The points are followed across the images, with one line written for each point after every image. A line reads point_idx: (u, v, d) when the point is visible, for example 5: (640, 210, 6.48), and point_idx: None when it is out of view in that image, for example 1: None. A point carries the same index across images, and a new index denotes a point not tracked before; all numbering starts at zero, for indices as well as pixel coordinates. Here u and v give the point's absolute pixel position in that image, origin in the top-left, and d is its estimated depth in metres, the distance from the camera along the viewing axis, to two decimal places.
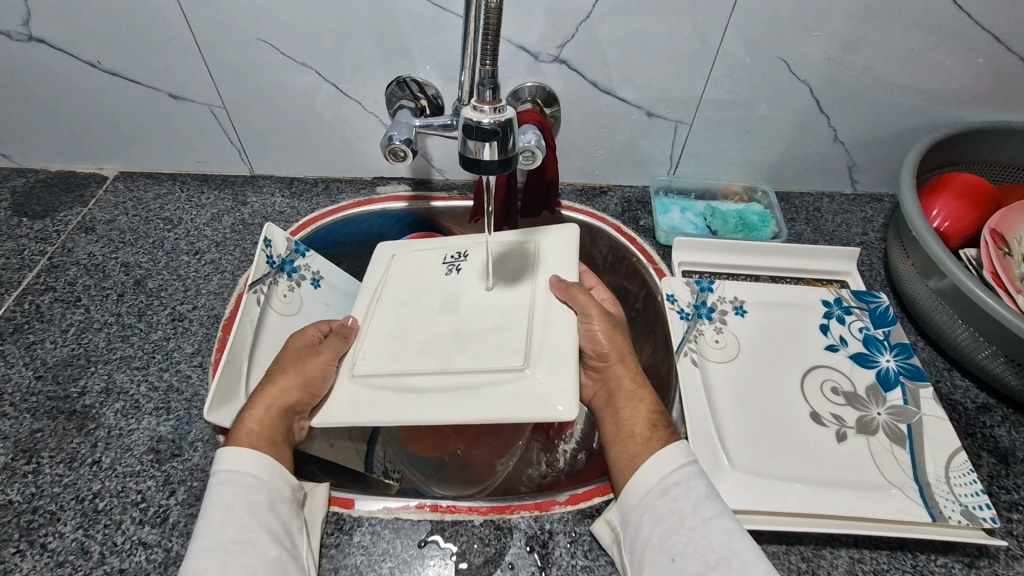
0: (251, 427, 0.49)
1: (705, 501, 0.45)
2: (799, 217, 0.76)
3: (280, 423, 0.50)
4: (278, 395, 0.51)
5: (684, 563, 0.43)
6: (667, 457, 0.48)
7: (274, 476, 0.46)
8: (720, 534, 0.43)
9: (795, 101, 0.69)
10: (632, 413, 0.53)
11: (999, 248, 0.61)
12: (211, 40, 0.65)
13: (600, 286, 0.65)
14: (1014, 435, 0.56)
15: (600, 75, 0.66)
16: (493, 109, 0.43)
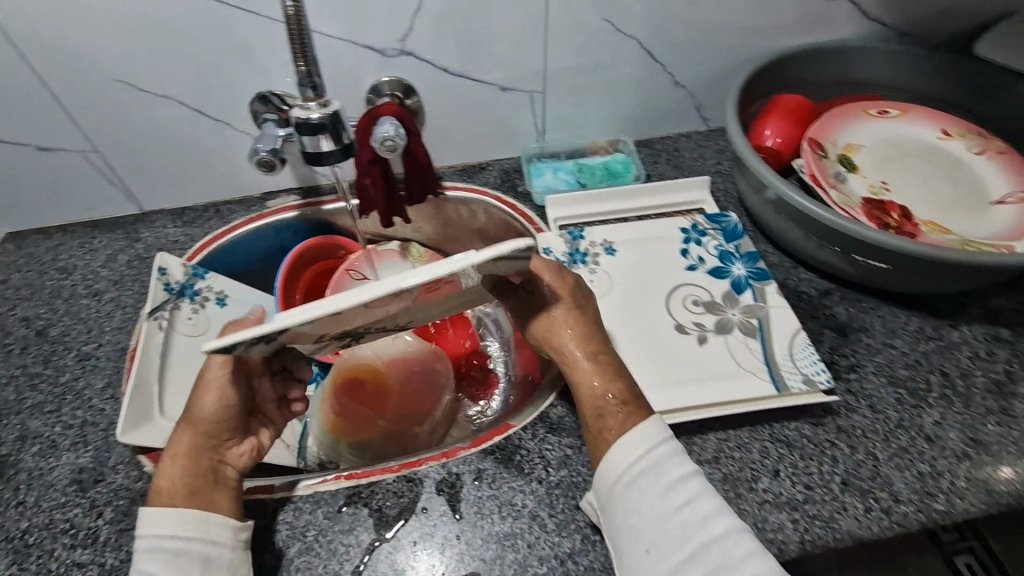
0: (163, 486, 0.47)
1: (680, 485, 0.45)
2: (660, 159, 0.84)
3: (197, 467, 0.49)
4: (183, 442, 0.50)
5: (658, 553, 0.43)
6: (634, 444, 0.46)
7: (216, 527, 0.45)
8: (691, 522, 0.43)
9: (631, 55, 0.76)
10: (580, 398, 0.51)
11: (816, 152, 0.69)
12: (66, 87, 0.67)
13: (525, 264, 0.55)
14: (849, 311, 0.65)
15: (447, 60, 0.71)
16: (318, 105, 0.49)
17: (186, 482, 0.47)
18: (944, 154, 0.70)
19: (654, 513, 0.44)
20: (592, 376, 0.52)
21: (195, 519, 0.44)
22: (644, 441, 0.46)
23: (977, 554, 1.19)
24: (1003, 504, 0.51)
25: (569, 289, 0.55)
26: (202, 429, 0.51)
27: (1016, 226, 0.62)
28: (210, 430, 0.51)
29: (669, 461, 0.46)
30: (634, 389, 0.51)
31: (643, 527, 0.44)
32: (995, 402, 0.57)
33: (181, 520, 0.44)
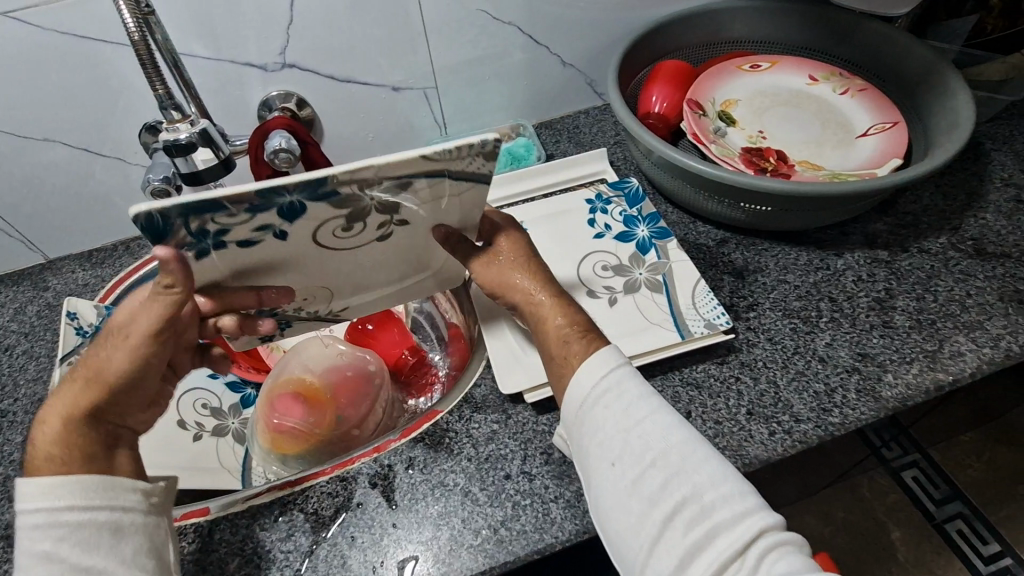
0: (50, 445, 0.45)
1: (637, 402, 0.47)
2: (561, 138, 0.87)
3: (91, 431, 0.47)
4: (75, 400, 0.47)
5: (622, 467, 0.45)
6: (597, 365, 0.49)
7: (120, 496, 0.44)
8: (654, 432, 0.45)
9: (512, 42, 0.78)
10: (548, 331, 0.55)
11: (695, 112, 0.73)
12: None
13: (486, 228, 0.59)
14: (745, 255, 0.70)
15: (332, 68, 0.73)
16: (187, 126, 0.54)
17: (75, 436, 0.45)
18: (813, 98, 0.75)
19: (620, 426, 0.46)
20: (552, 313, 0.56)
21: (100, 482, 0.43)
22: (604, 364, 0.49)
23: (921, 466, 1.25)
24: (891, 408, 0.56)
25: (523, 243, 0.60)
26: (99, 389, 0.48)
27: (875, 154, 0.68)
28: (111, 390, 0.48)
29: (628, 380, 0.49)
30: (588, 323, 0.55)
31: (610, 442, 0.46)
32: (877, 317, 0.62)
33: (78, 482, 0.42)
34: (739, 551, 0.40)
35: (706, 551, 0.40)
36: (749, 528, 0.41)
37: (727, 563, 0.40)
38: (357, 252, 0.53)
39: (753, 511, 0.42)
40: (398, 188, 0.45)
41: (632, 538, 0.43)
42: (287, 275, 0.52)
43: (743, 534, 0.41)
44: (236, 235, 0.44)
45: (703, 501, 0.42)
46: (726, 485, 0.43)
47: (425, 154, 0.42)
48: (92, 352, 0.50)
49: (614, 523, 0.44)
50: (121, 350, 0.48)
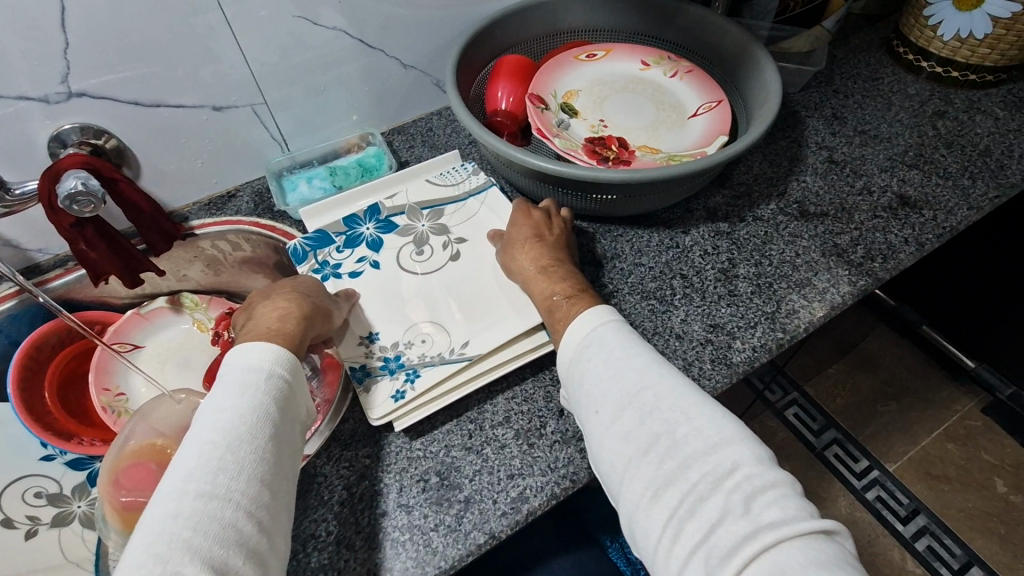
0: (270, 326, 0.54)
1: (618, 349, 0.51)
2: (415, 142, 0.84)
3: (293, 321, 0.55)
4: (287, 304, 0.57)
5: (605, 408, 0.48)
6: (585, 322, 0.53)
7: (302, 400, 0.52)
8: (634, 376, 0.48)
9: (346, 47, 0.74)
10: (540, 292, 0.60)
11: (538, 106, 0.73)
12: None
13: (515, 225, 0.66)
14: (601, 242, 0.71)
15: (133, 92, 0.64)
16: None
17: (287, 331, 0.54)
18: (646, 82, 0.78)
19: (601, 378, 0.49)
20: (545, 280, 0.60)
21: (291, 370, 0.51)
22: (594, 318, 0.53)
23: (800, 403, 1.39)
24: (741, 371, 0.60)
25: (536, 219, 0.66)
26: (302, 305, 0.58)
27: (705, 132, 0.72)
28: (307, 310, 0.57)
29: (619, 332, 0.52)
30: (579, 283, 0.59)
31: (594, 392, 0.49)
32: (723, 287, 0.66)
33: (279, 359, 0.51)
34: (718, 482, 0.42)
35: (679, 484, 0.43)
36: (722, 461, 0.42)
37: (705, 496, 0.41)
38: (435, 275, 0.66)
39: (731, 444, 0.43)
40: (434, 216, 0.71)
41: (615, 476, 0.46)
42: (377, 300, 0.64)
43: (717, 468, 0.42)
44: (347, 266, 0.67)
45: (677, 435, 0.44)
46: (703, 420, 0.45)
47: (429, 180, 0.74)
48: (302, 284, 0.61)
49: (603, 462, 0.47)
50: (317, 294, 0.60)
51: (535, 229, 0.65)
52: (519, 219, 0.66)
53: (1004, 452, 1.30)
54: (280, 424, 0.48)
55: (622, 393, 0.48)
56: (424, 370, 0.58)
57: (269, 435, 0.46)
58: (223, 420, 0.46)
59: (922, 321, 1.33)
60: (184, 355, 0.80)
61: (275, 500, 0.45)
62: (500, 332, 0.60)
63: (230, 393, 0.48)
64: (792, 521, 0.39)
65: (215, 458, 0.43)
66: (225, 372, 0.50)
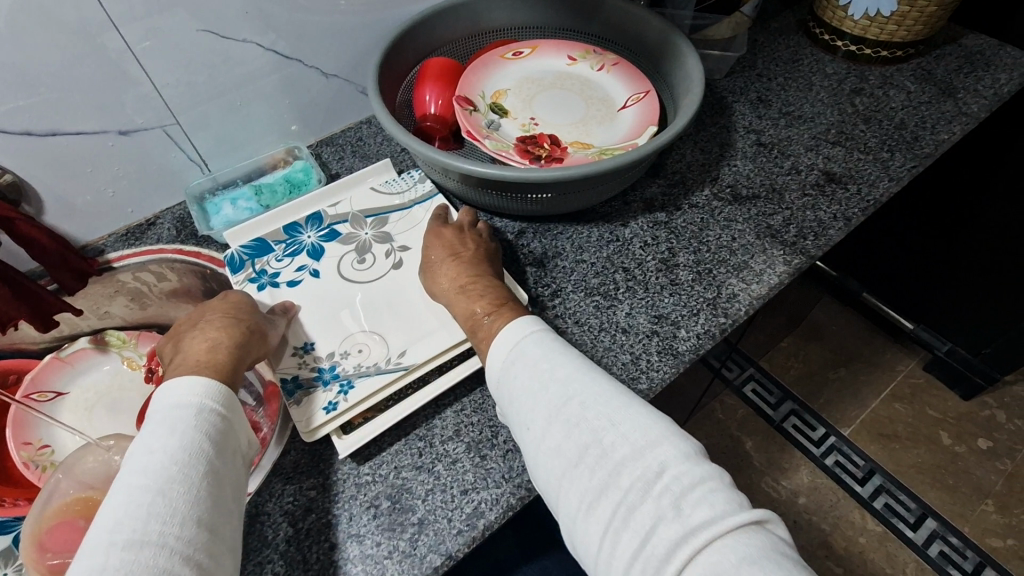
0: (199, 358, 0.52)
1: (543, 360, 0.51)
2: (345, 153, 0.81)
3: (222, 350, 0.53)
4: (217, 332, 0.55)
5: (536, 423, 0.48)
6: (513, 332, 0.53)
7: (240, 431, 0.49)
8: (562, 387, 0.48)
9: (261, 61, 0.70)
10: (462, 307, 0.58)
11: (466, 108, 0.71)
12: None
13: (431, 242, 0.64)
14: (541, 242, 0.70)
15: (25, 122, 0.59)
16: None
17: (218, 362, 0.52)
18: (574, 77, 0.78)
19: (530, 391, 0.49)
20: (465, 298, 0.58)
21: (224, 401, 0.49)
22: (520, 330, 0.53)
23: (757, 379, 1.43)
24: (688, 359, 0.60)
25: (453, 233, 0.64)
26: (232, 331, 0.55)
27: (635, 124, 0.72)
28: (237, 335, 0.55)
29: (545, 342, 0.52)
30: (498, 296, 0.58)
31: (524, 406, 0.49)
32: (665, 277, 0.66)
33: (210, 395, 0.48)
34: (648, 486, 0.42)
35: (613, 492, 0.43)
36: (650, 465, 0.43)
37: (638, 503, 0.42)
38: (376, 284, 0.64)
39: (658, 445, 0.44)
40: (378, 224, 0.69)
41: (552, 487, 0.46)
42: (314, 312, 0.62)
43: (646, 473, 0.42)
44: (286, 275, 0.65)
45: (605, 444, 0.44)
46: (629, 426, 0.45)
47: (375, 188, 0.72)
48: (233, 306, 0.58)
49: (540, 476, 0.47)
50: (247, 315, 0.57)
51: (448, 248, 0.63)
52: (434, 238, 0.64)
53: (947, 406, 1.37)
54: (217, 459, 0.45)
55: (550, 405, 0.48)
56: (358, 380, 0.56)
57: (205, 471, 0.44)
58: (152, 462, 0.43)
59: (862, 289, 1.39)
60: (113, 398, 0.74)
61: (219, 539, 0.42)
62: (443, 340, 0.58)
63: (158, 433, 0.45)
64: (721, 518, 0.40)
65: (146, 503, 0.40)
66: (150, 415, 0.47)
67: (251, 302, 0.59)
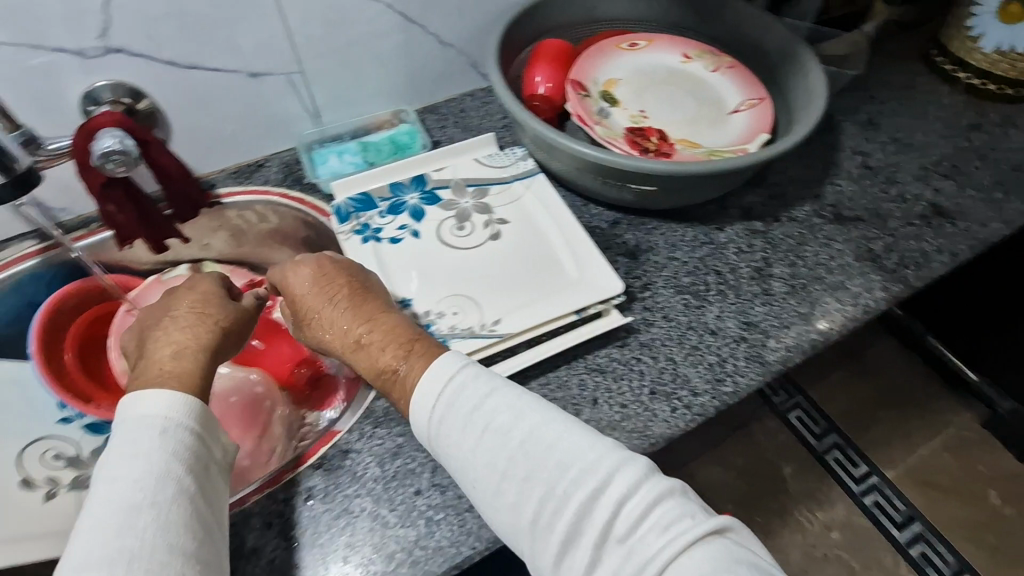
0: (162, 365, 0.49)
1: (481, 403, 0.46)
2: (449, 123, 0.83)
3: (191, 355, 0.50)
4: (185, 335, 0.52)
5: (479, 479, 0.44)
6: (437, 375, 0.47)
7: (214, 440, 0.47)
8: (498, 439, 0.44)
9: (386, 21, 0.72)
10: (369, 358, 0.53)
11: (579, 92, 0.72)
12: None
13: (306, 286, 0.57)
14: (636, 234, 0.70)
15: (171, 52, 0.63)
16: None
17: (186, 370, 0.49)
18: (688, 75, 0.77)
19: (466, 446, 0.45)
20: (366, 355, 0.53)
21: (197, 416, 0.46)
22: (447, 368, 0.48)
23: (803, 406, 1.40)
24: (776, 370, 0.60)
25: (336, 273, 0.57)
26: (197, 334, 0.52)
27: (747, 130, 0.71)
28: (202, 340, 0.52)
29: (471, 382, 0.47)
30: (407, 335, 0.53)
31: (465, 464, 0.45)
32: (758, 286, 0.66)
33: (173, 408, 0.45)
34: (608, 526, 0.41)
35: (581, 536, 0.41)
36: (607, 501, 0.42)
37: (602, 542, 0.41)
38: (474, 253, 0.65)
39: (609, 478, 0.42)
40: (479, 194, 0.70)
41: (517, 541, 0.44)
42: (411, 270, 0.64)
43: (603, 513, 0.41)
44: (388, 232, 0.67)
45: (559, 492, 0.42)
46: (575, 464, 0.43)
47: (478, 159, 0.73)
48: (194, 304, 0.55)
49: (504, 530, 0.44)
50: (212, 315, 0.54)
51: (326, 292, 0.56)
52: (315, 282, 0.57)
53: (1000, 465, 1.32)
54: (185, 478, 0.42)
55: (491, 460, 0.44)
56: (452, 341, 0.58)
57: (174, 495, 0.41)
58: (113, 494, 0.40)
59: (928, 333, 1.35)
60: None
61: (202, 560, 0.40)
62: (539, 312, 0.60)
63: (122, 457, 0.42)
64: (679, 539, 0.40)
65: (112, 538, 0.38)
66: (114, 434, 0.43)
67: (220, 299, 0.56)
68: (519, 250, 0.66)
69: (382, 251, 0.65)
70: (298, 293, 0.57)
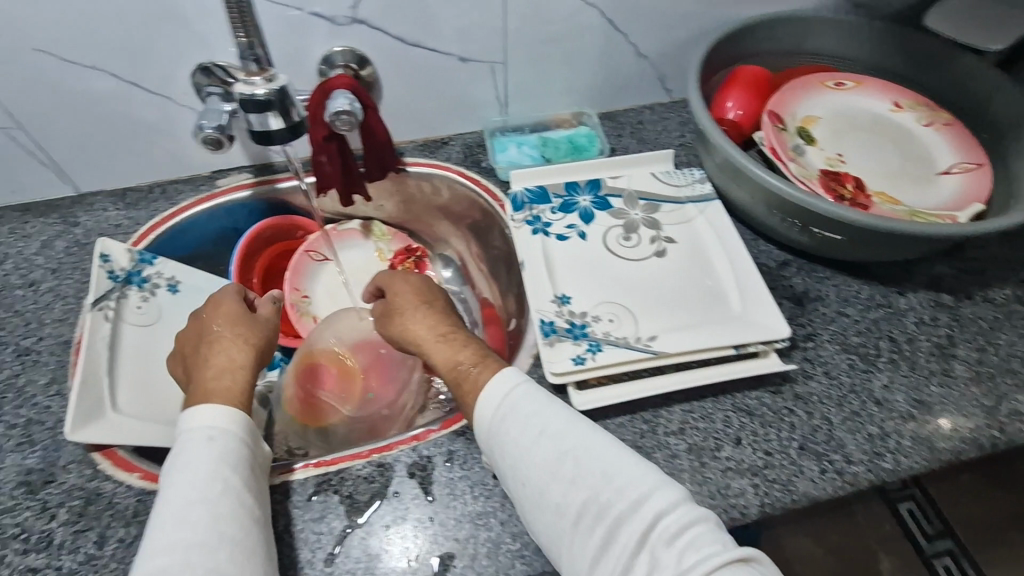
0: (206, 382, 0.53)
1: (529, 420, 0.48)
2: (624, 132, 0.83)
3: (232, 372, 0.54)
4: (224, 355, 0.56)
5: (529, 480, 0.46)
6: (496, 390, 0.50)
7: (253, 439, 0.51)
8: (549, 447, 0.46)
9: (594, 25, 0.74)
10: (443, 356, 0.56)
11: (776, 125, 0.70)
12: None
13: (401, 289, 0.64)
14: (807, 281, 0.67)
15: (403, 28, 0.68)
16: (264, 79, 0.55)
17: (231, 389, 0.52)
18: (895, 126, 0.72)
19: (519, 449, 0.47)
20: (447, 348, 0.57)
21: (241, 424, 0.50)
22: (506, 382, 0.51)
23: (918, 500, 1.27)
24: (944, 459, 0.55)
25: (421, 287, 0.65)
26: (238, 355, 0.57)
27: (957, 195, 0.65)
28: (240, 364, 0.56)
29: (530, 396, 0.50)
30: (480, 345, 0.56)
31: (514, 466, 0.47)
32: (936, 364, 0.61)
33: (217, 417, 0.49)
34: (642, 538, 0.42)
35: (613, 545, 0.42)
36: (642, 513, 0.42)
37: (634, 553, 0.42)
38: (638, 265, 0.66)
39: (647, 497, 0.43)
40: (649, 208, 0.70)
41: (554, 547, 0.45)
42: (575, 268, 0.65)
43: (640, 524, 0.42)
44: (556, 228, 0.68)
45: (601, 499, 0.43)
46: (619, 478, 0.44)
47: (655, 174, 0.73)
48: (216, 330, 0.58)
49: (543, 535, 0.46)
50: (246, 337, 0.59)
51: (420, 297, 0.63)
52: (401, 288, 0.64)
53: None
54: (234, 476, 0.46)
55: (543, 465, 0.46)
56: (606, 347, 0.58)
57: (224, 489, 0.45)
58: (174, 493, 0.44)
59: None
60: (363, 277, 0.85)
61: (252, 549, 0.44)
62: (698, 337, 0.58)
63: (183, 460, 0.46)
64: (706, 559, 0.39)
65: (176, 532, 0.42)
66: (174, 444, 0.48)
67: (248, 318, 0.60)
68: (683, 272, 0.65)
69: (549, 245, 0.67)
70: (394, 293, 0.64)
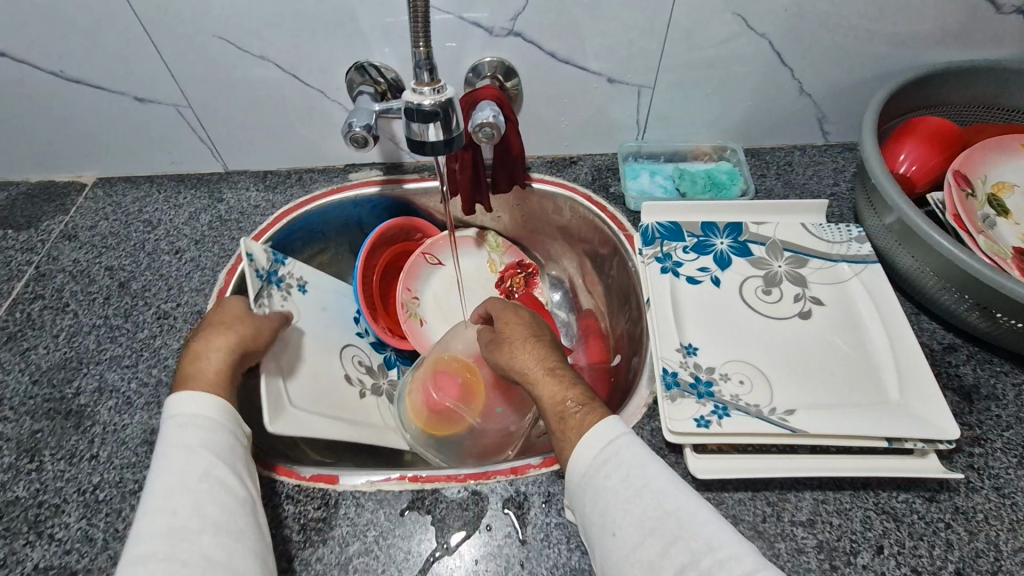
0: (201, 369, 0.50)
1: (634, 470, 0.44)
2: (769, 172, 0.77)
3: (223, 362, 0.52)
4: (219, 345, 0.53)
5: (624, 532, 0.42)
6: (602, 434, 0.46)
7: (233, 421, 0.48)
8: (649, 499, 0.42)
9: (758, 57, 0.68)
10: (550, 396, 0.52)
11: (963, 188, 0.61)
12: (174, 52, 0.65)
13: (512, 318, 0.61)
14: (978, 373, 0.57)
15: (557, 44, 0.66)
16: (432, 91, 0.52)
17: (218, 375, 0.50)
18: None
19: (620, 496, 0.43)
20: (558, 383, 0.52)
21: (223, 410, 0.48)
22: (613, 429, 0.46)
23: None
24: None
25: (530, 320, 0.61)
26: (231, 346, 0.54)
27: None
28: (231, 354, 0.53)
29: (636, 447, 0.45)
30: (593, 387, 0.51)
31: (610, 512, 0.43)
32: None
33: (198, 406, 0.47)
34: None
35: None
36: None
37: None
38: (777, 322, 0.60)
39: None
40: (795, 262, 0.64)
41: None
42: (707, 316, 0.60)
43: None
44: (688, 269, 0.64)
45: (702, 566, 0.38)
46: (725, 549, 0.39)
47: (806, 225, 0.66)
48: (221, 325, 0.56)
49: None
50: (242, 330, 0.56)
51: (532, 330, 0.59)
52: (508, 317, 0.62)
53: None
54: (214, 457, 0.44)
55: (640, 518, 0.41)
56: (735, 412, 0.52)
57: (203, 473, 0.43)
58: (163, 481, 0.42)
59: None
60: (474, 285, 0.85)
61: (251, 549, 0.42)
62: (844, 421, 0.51)
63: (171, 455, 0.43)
64: None
65: (167, 519, 0.40)
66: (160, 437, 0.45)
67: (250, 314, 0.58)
68: (827, 340, 0.58)
69: (679, 286, 0.62)
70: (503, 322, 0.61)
